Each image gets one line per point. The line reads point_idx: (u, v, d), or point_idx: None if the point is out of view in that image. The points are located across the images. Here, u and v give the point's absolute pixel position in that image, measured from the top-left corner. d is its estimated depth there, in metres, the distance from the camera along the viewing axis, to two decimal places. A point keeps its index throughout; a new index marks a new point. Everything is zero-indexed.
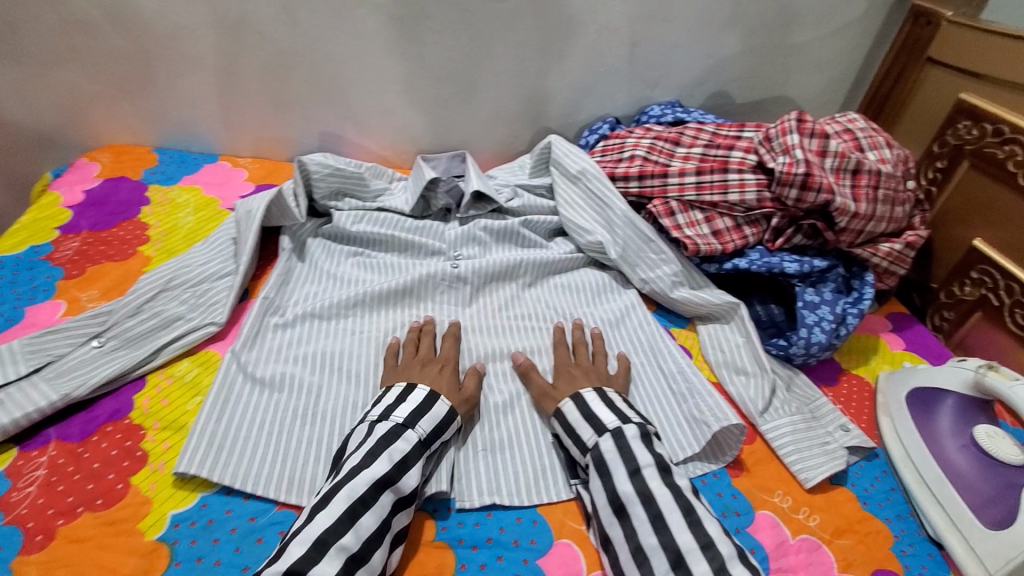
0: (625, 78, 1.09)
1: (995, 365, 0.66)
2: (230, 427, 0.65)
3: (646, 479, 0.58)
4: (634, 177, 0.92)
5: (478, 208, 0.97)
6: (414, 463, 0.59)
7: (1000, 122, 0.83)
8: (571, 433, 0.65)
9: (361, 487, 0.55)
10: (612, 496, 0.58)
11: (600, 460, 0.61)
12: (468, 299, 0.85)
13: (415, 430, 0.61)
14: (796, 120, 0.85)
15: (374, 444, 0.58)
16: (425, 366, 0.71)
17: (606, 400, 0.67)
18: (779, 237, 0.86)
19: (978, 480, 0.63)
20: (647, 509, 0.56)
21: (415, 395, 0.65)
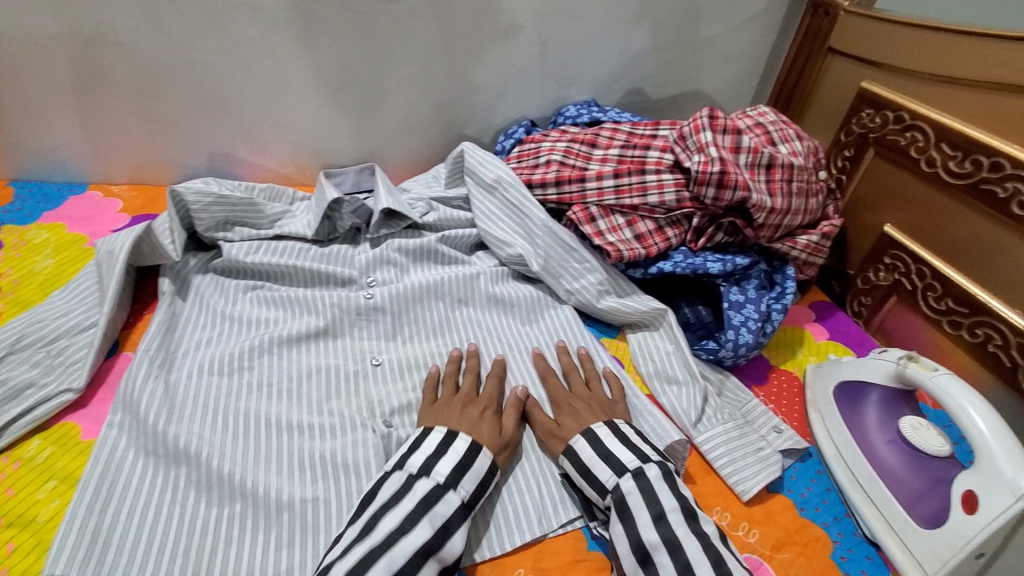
0: (537, 79, 1.04)
1: (915, 356, 0.66)
2: (101, 515, 0.54)
3: (673, 525, 0.55)
4: (551, 183, 0.87)
5: (391, 226, 0.90)
6: (457, 528, 0.54)
7: (899, 110, 0.85)
8: (586, 473, 0.61)
9: (399, 560, 0.50)
10: (637, 546, 0.54)
11: (621, 503, 0.57)
12: (388, 330, 0.77)
13: (457, 491, 0.56)
14: (708, 117, 0.83)
15: (413, 509, 0.54)
16: (466, 407, 0.65)
17: (622, 437, 0.63)
18: (700, 236, 0.85)
19: (909, 476, 0.61)
20: (675, 563, 0.53)
21: (456, 446, 0.59)
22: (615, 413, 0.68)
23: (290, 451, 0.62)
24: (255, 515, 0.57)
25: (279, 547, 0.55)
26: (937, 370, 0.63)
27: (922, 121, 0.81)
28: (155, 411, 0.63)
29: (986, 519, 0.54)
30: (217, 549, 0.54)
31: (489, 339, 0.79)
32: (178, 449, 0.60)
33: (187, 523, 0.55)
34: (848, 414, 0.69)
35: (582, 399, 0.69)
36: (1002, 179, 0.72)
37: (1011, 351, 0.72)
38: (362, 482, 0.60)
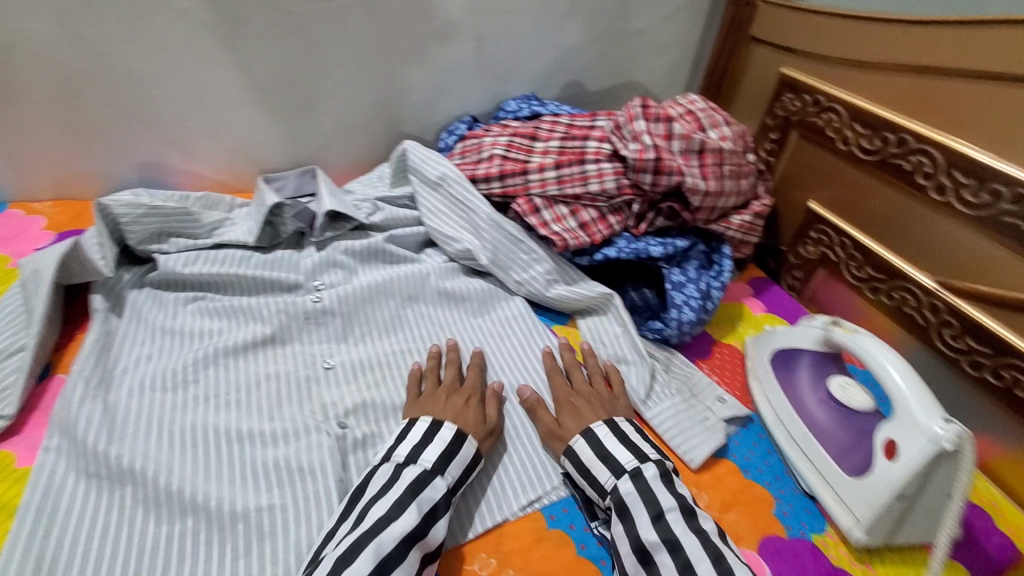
0: (475, 74, 1.05)
1: (838, 321, 0.71)
2: (46, 544, 0.52)
3: (672, 525, 0.55)
4: (495, 177, 0.88)
5: (337, 229, 0.89)
6: (443, 513, 0.55)
7: (817, 93, 0.90)
8: (586, 474, 0.62)
9: (388, 544, 0.51)
10: (637, 544, 0.55)
11: (621, 504, 0.58)
12: (338, 333, 0.77)
13: (444, 477, 0.58)
14: (641, 106, 0.87)
15: (401, 493, 0.55)
16: (450, 396, 0.67)
17: (620, 436, 0.64)
18: (641, 221, 0.88)
19: (836, 431, 0.67)
20: (676, 560, 0.53)
21: (442, 434, 0.61)
22: (613, 412, 0.69)
23: (244, 461, 0.61)
24: (210, 528, 0.55)
25: (235, 558, 0.54)
26: (857, 331, 0.69)
27: (837, 103, 0.87)
28: (95, 431, 0.60)
29: (905, 464, 0.58)
30: (171, 566, 0.53)
31: (443, 333, 0.80)
32: (123, 469, 0.58)
33: (138, 544, 0.54)
34: (783, 379, 0.74)
35: (581, 395, 0.70)
36: (907, 153, 0.78)
37: (924, 311, 0.78)
38: (319, 484, 0.60)
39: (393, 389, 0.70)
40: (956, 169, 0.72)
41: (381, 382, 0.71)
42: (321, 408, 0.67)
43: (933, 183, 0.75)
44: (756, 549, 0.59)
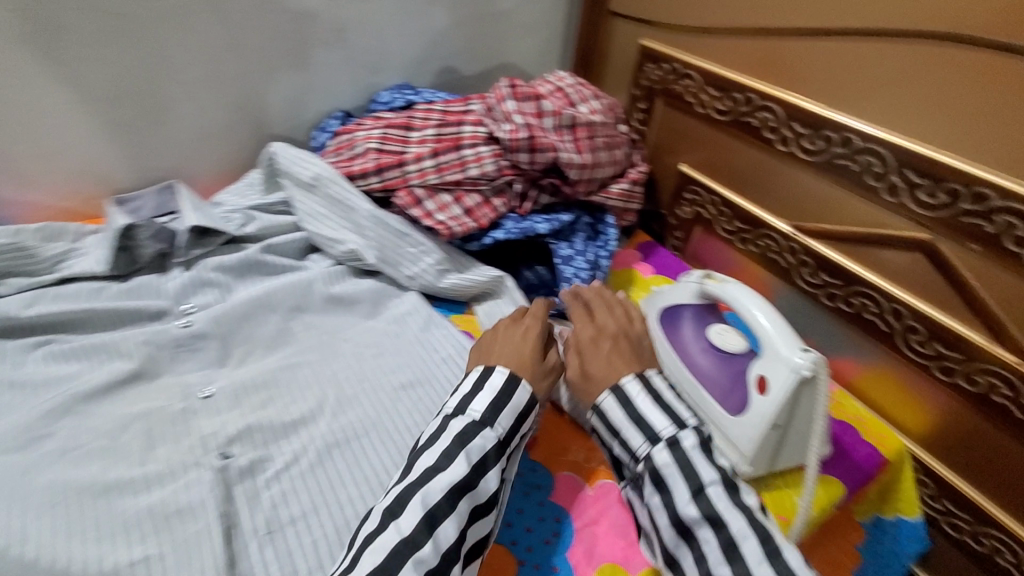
0: (342, 67, 1.00)
1: (708, 273, 0.77)
2: None
3: (714, 500, 0.52)
4: (372, 172, 0.85)
5: (205, 245, 0.82)
6: (493, 464, 0.56)
7: (673, 61, 0.95)
8: (617, 435, 0.59)
9: (435, 495, 0.51)
10: (678, 521, 0.53)
11: (657, 475, 0.55)
12: (217, 357, 0.71)
13: (493, 428, 0.57)
14: (508, 87, 0.88)
15: (449, 444, 0.55)
16: (509, 331, 0.68)
17: (655, 396, 0.59)
18: (525, 201, 0.89)
19: (718, 376, 0.71)
20: (718, 537, 0.50)
21: (493, 381, 0.60)
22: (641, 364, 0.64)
23: (115, 513, 0.55)
24: None
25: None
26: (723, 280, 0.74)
27: (691, 69, 0.92)
28: None
29: (773, 397, 0.63)
30: None
31: (335, 339, 0.76)
32: None
33: None
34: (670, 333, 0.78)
35: (608, 343, 0.66)
36: (754, 110, 0.84)
37: (785, 254, 0.85)
38: (201, 522, 0.55)
39: (281, 407, 0.67)
40: (795, 121, 0.78)
41: (268, 401, 0.67)
42: (199, 441, 0.62)
43: (778, 135, 0.81)
44: None
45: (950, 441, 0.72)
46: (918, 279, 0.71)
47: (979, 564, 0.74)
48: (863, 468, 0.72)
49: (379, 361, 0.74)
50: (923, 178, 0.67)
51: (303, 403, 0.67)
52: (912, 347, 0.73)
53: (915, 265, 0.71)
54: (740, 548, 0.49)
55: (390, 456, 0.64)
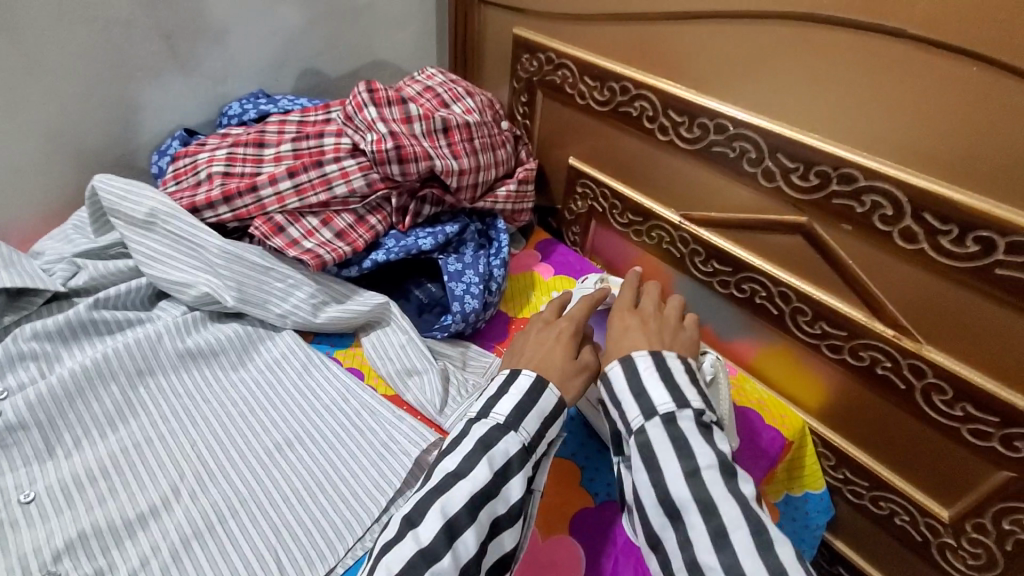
0: (179, 79, 0.87)
1: (606, 278, 0.79)
2: None
3: (710, 485, 0.49)
4: (219, 201, 0.74)
5: (22, 308, 0.69)
6: (516, 472, 0.52)
7: (548, 51, 0.90)
8: (617, 403, 0.56)
9: (455, 504, 0.48)
10: (666, 499, 0.49)
11: (647, 449, 0.52)
12: (43, 447, 0.59)
13: (519, 433, 0.54)
14: (367, 91, 0.79)
15: (473, 448, 0.52)
16: (545, 329, 0.65)
17: (666, 376, 0.55)
18: (406, 215, 0.81)
19: None
20: (707, 523, 0.47)
21: (518, 385, 0.57)
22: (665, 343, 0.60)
23: None
24: None
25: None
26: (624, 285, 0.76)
27: (566, 59, 0.87)
28: None
29: None
30: None
31: (192, 402, 0.66)
32: None
33: None
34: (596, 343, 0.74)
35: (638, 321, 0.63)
36: (631, 100, 0.81)
37: (677, 244, 0.84)
38: None
39: (123, 500, 0.56)
40: (671, 109, 0.76)
41: (108, 495, 0.56)
42: (16, 564, 0.51)
43: (657, 125, 0.79)
44: (568, 532, 0.59)
45: (843, 413, 0.74)
46: (801, 262, 0.71)
47: (879, 524, 0.77)
48: (768, 453, 0.73)
49: (250, 418, 0.65)
50: (795, 162, 0.66)
51: (153, 490, 0.57)
52: (801, 326, 0.73)
53: (796, 247, 0.71)
54: (730, 535, 0.46)
55: (264, 537, 0.55)
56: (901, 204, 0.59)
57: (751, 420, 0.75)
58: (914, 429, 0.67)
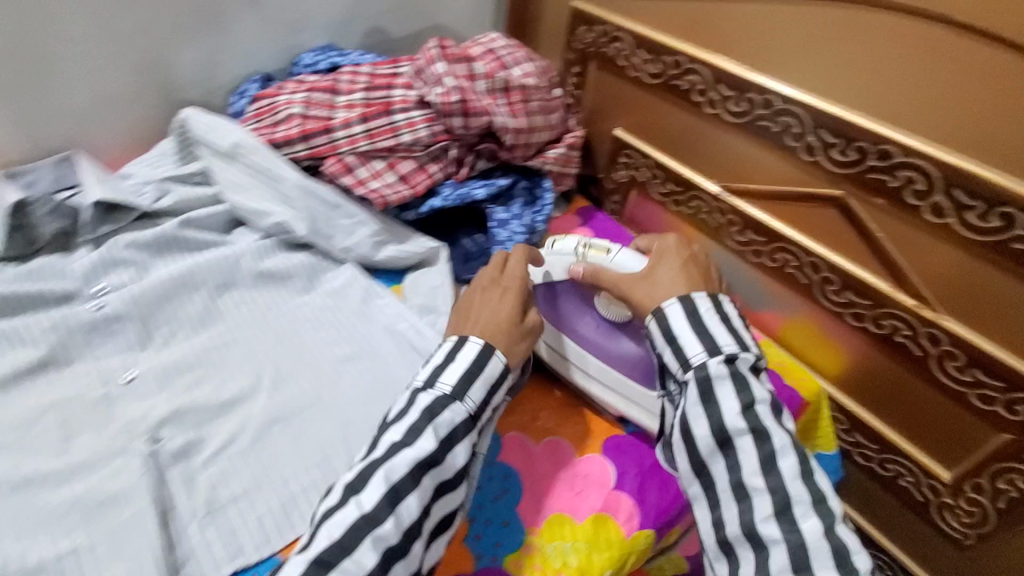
0: (256, 25, 0.93)
1: (590, 242, 0.70)
2: None
3: (761, 416, 0.55)
4: (297, 139, 0.81)
5: (115, 221, 0.76)
6: (460, 438, 0.56)
7: (604, 23, 0.95)
8: (674, 342, 0.60)
9: (401, 469, 0.51)
10: (720, 429, 0.56)
11: (706, 384, 0.57)
12: (142, 338, 0.67)
13: (463, 402, 0.57)
14: (438, 47, 0.85)
15: (418, 418, 0.55)
16: (487, 291, 0.66)
17: (723, 318, 0.61)
18: (462, 166, 0.87)
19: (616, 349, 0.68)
20: (758, 449, 0.54)
21: (464, 354, 0.59)
22: (711, 288, 0.66)
23: (31, 511, 0.51)
24: None
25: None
26: (611, 252, 0.69)
27: (622, 32, 0.92)
28: None
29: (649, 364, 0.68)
30: None
31: (268, 315, 0.73)
32: None
33: None
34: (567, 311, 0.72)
35: (680, 263, 0.66)
36: (682, 73, 0.85)
37: (714, 214, 0.89)
38: (134, 508, 0.53)
39: (213, 387, 0.64)
40: (721, 84, 0.81)
41: (200, 381, 0.64)
42: (124, 429, 0.58)
43: (705, 98, 0.83)
44: (602, 451, 0.65)
45: (860, 379, 0.80)
46: (833, 235, 0.76)
47: (883, 485, 0.83)
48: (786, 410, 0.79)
49: (319, 333, 0.72)
50: (836, 138, 0.71)
51: (238, 382, 0.64)
52: (828, 296, 0.79)
53: (829, 219, 0.76)
54: (778, 462, 0.54)
55: (332, 430, 0.62)
56: (934, 180, 0.64)
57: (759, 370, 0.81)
58: (923, 394, 0.73)
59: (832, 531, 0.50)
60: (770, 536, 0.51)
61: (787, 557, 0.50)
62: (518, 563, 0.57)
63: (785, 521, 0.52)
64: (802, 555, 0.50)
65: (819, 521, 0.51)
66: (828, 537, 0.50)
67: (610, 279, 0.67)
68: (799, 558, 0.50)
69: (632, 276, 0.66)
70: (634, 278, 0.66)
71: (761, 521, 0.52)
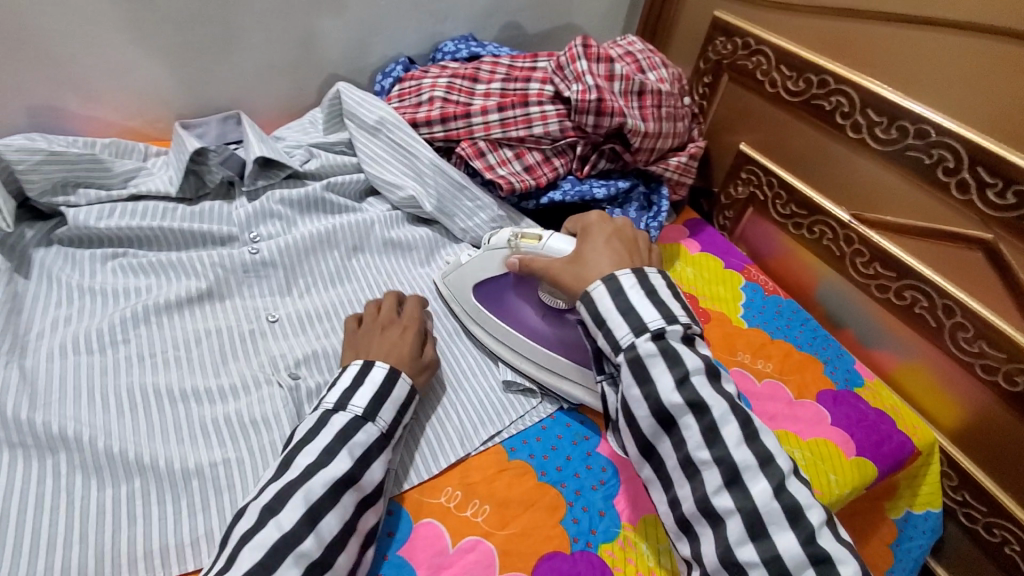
0: (408, 12, 0.98)
1: (522, 232, 0.68)
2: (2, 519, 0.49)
3: (698, 387, 0.53)
4: (436, 121, 0.86)
5: (268, 177, 0.83)
6: (375, 457, 0.54)
7: (746, 36, 0.94)
8: (602, 326, 0.58)
9: (318, 489, 0.49)
10: (658, 408, 0.53)
11: (638, 362, 0.55)
12: (285, 286, 0.74)
13: (376, 421, 0.55)
14: (582, 46, 0.87)
15: (331, 441, 0.52)
16: (386, 329, 0.65)
17: (648, 290, 0.58)
18: (585, 164, 0.89)
19: (569, 336, 0.68)
20: (699, 422, 0.53)
21: (371, 377, 0.57)
22: (641, 258, 0.64)
23: (191, 419, 0.59)
24: (160, 487, 0.54)
25: (193, 514, 0.53)
26: (542, 241, 0.67)
27: (764, 46, 0.91)
28: (16, 400, 0.55)
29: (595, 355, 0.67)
30: (119, 529, 0.51)
31: (390, 283, 0.79)
32: (53, 436, 0.54)
33: (92, 508, 0.51)
34: (512, 308, 0.72)
35: (606, 239, 0.65)
36: (828, 94, 0.83)
37: (839, 242, 0.86)
38: (275, 434, 0.60)
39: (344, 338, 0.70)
40: (870, 108, 0.78)
41: (331, 331, 0.71)
42: (271, 361, 0.66)
43: (850, 122, 0.80)
44: None
45: (980, 437, 0.75)
46: (972, 276, 0.72)
47: (987, 552, 0.79)
48: (894, 456, 0.74)
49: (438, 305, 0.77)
50: (994, 177, 0.66)
51: None
52: (957, 342, 0.74)
53: (972, 263, 0.71)
54: (720, 431, 0.52)
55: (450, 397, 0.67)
56: None
57: (867, 410, 0.77)
58: None
59: (782, 490, 0.50)
60: (724, 506, 0.50)
61: (743, 525, 0.50)
62: (611, 554, 0.57)
63: (735, 489, 0.51)
64: (756, 520, 0.50)
65: (769, 482, 0.50)
66: (779, 498, 0.50)
67: (543, 268, 0.66)
68: (753, 523, 0.49)
69: (562, 261, 0.65)
70: (565, 263, 0.64)
71: (713, 495, 0.51)
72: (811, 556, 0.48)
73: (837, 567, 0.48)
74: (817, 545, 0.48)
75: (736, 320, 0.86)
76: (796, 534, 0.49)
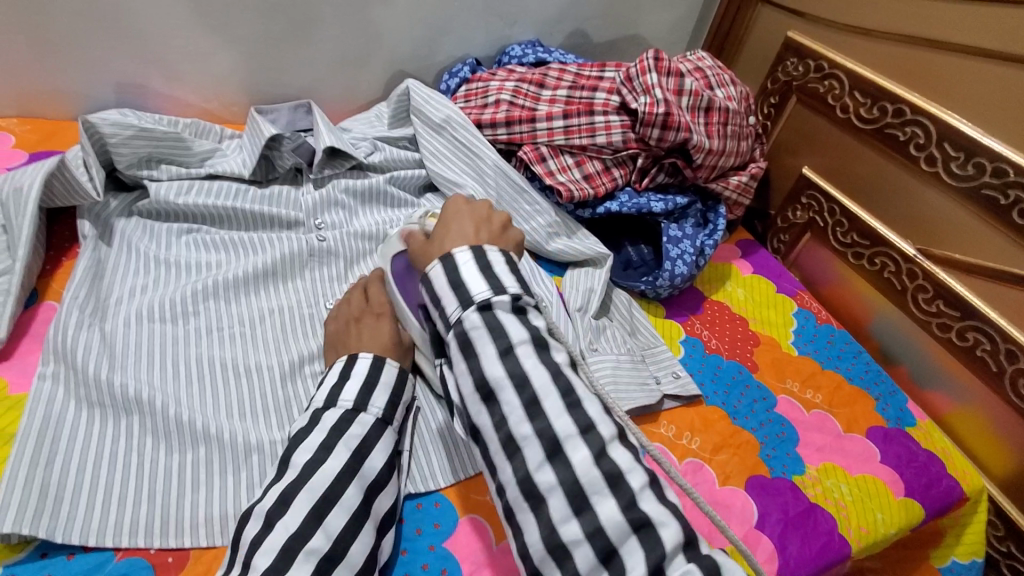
0: (479, 14, 0.99)
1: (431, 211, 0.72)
2: (68, 471, 0.52)
3: (520, 359, 0.47)
4: (501, 123, 0.88)
5: (335, 166, 0.85)
6: (375, 444, 0.55)
7: (821, 59, 0.92)
8: (436, 302, 0.51)
9: (324, 484, 0.50)
10: (480, 384, 0.47)
11: (463, 338, 0.48)
12: (342, 274, 0.76)
13: (369, 410, 0.56)
14: (653, 59, 0.86)
15: (325, 437, 0.53)
16: (361, 321, 0.65)
17: (482, 265, 0.50)
18: (644, 177, 0.89)
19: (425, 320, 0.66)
20: (518, 397, 0.46)
21: (358, 368, 0.58)
22: (493, 234, 0.58)
23: (254, 394, 0.62)
24: (223, 457, 0.56)
25: (250, 487, 0.56)
26: None
27: (839, 71, 0.89)
28: (95, 360, 0.59)
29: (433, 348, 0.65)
30: (185, 494, 0.53)
31: None
32: (130, 399, 0.57)
33: (157, 471, 0.54)
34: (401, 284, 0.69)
35: (459, 215, 0.59)
36: (903, 124, 0.81)
37: (902, 277, 0.83)
38: None
39: None
40: (947, 143, 0.75)
41: None
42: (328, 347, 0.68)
43: (925, 154, 0.78)
44: (744, 487, 0.66)
45: None
46: None
47: None
48: (944, 500, 0.72)
49: None
50: None
51: None
52: (1019, 390, 0.72)
53: None
54: (541, 404, 0.45)
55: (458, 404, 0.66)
56: None
57: (918, 450, 0.75)
58: None
59: (602, 457, 0.44)
60: (545, 483, 0.44)
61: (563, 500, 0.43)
62: None
63: (558, 463, 0.44)
64: (578, 494, 0.43)
65: (587, 450, 0.44)
66: (597, 464, 0.44)
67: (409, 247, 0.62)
68: (575, 496, 0.43)
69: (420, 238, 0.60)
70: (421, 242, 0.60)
71: (535, 471, 0.44)
72: (632, 523, 0.42)
73: (655, 530, 0.41)
74: (638, 510, 0.42)
75: (786, 346, 0.85)
76: (616, 501, 0.42)
